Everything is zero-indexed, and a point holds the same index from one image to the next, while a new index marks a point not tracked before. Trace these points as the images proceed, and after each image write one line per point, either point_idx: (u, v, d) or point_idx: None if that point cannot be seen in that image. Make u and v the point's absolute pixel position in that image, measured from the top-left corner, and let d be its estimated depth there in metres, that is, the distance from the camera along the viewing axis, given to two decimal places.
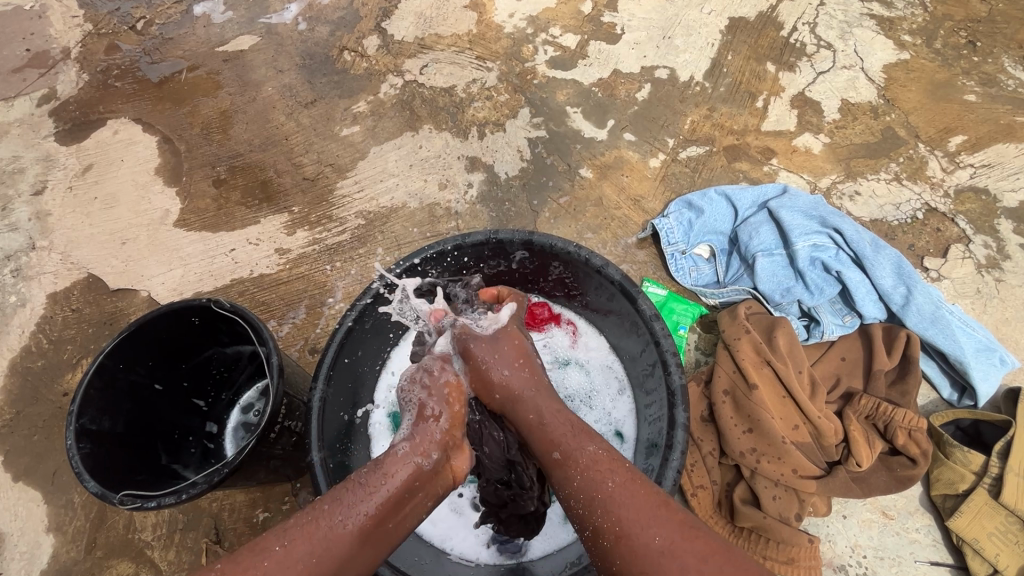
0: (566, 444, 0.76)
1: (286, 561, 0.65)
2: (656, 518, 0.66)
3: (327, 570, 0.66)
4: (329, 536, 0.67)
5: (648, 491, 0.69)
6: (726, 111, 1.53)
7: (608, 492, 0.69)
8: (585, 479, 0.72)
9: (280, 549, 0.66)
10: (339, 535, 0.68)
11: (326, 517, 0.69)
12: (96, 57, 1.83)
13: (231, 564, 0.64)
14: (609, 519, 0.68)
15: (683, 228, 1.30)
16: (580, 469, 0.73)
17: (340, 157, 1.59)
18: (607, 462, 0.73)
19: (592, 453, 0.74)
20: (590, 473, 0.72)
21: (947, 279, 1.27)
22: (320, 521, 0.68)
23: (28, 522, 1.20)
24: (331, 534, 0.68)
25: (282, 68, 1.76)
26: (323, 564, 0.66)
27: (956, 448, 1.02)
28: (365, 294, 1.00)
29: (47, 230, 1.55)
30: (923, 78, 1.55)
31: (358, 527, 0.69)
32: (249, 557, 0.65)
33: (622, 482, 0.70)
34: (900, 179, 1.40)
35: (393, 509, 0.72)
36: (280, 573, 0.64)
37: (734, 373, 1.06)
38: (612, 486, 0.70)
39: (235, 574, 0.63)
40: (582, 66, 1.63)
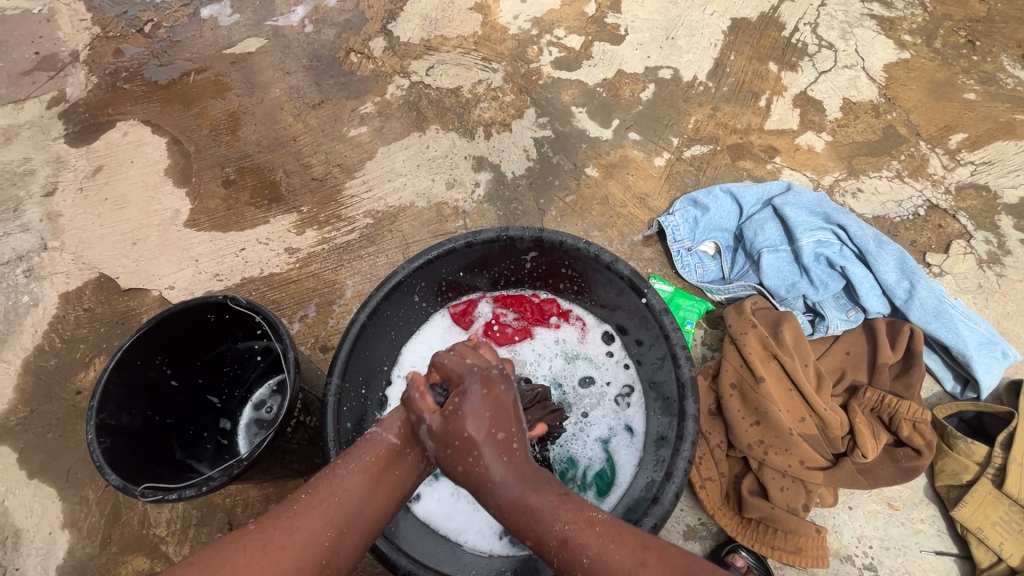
0: (549, 500, 0.70)
1: (310, 503, 0.69)
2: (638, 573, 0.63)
3: (345, 513, 0.69)
4: (345, 482, 0.70)
5: (624, 550, 0.64)
6: (730, 110, 1.55)
7: (586, 569, 0.64)
8: (563, 561, 0.66)
9: (305, 496, 0.69)
10: (354, 479, 0.71)
11: (341, 467, 0.72)
12: (104, 59, 1.85)
13: (259, 548, 0.65)
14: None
15: (688, 225, 1.32)
16: (554, 552, 0.66)
17: (348, 157, 1.61)
18: (581, 534, 0.66)
19: (564, 529, 0.66)
20: (566, 553, 0.66)
21: (949, 275, 1.29)
22: (336, 470, 0.71)
23: (44, 518, 1.21)
24: (347, 480, 0.71)
25: (289, 69, 1.78)
26: (342, 505, 0.69)
27: (960, 439, 1.04)
28: (378, 291, 1.02)
29: (58, 231, 1.57)
30: (923, 77, 1.57)
31: (366, 471, 0.71)
32: (280, 508, 0.69)
33: (599, 550, 0.65)
34: (902, 176, 1.42)
35: (396, 458, 0.74)
36: (306, 515, 0.67)
37: (741, 367, 1.07)
38: (589, 561, 0.64)
39: (267, 522, 0.67)
40: (586, 67, 1.65)
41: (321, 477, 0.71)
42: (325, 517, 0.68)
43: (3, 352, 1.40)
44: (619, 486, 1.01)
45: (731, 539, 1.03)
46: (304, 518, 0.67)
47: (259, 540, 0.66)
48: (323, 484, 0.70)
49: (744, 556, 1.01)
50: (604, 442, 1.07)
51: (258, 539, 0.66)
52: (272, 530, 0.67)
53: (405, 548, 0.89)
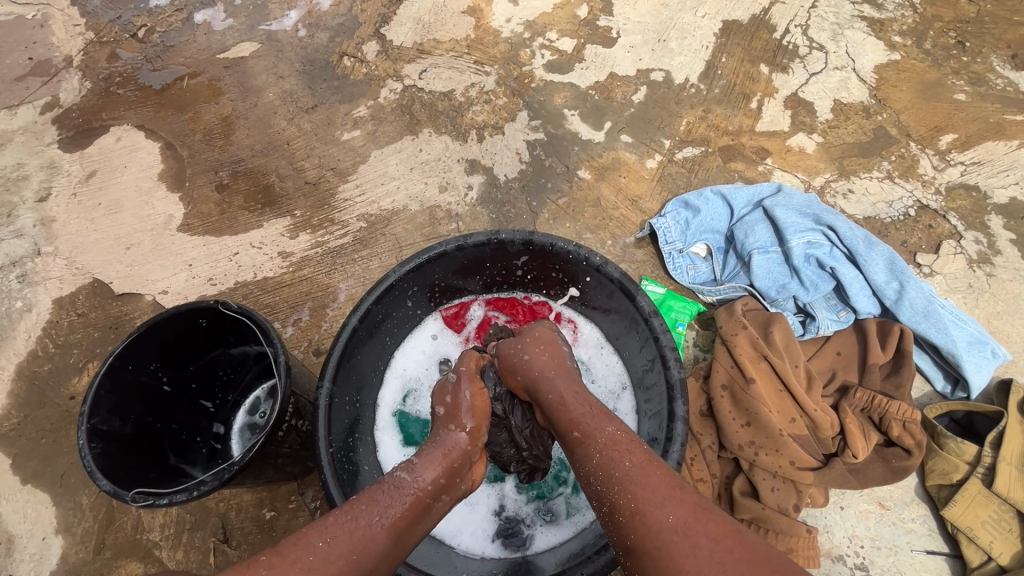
0: (586, 426, 0.77)
1: (330, 553, 0.66)
2: (671, 498, 0.65)
3: (365, 564, 0.68)
4: (368, 535, 0.70)
5: (664, 477, 0.67)
6: (721, 112, 1.56)
7: (625, 471, 0.69)
8: (605, 459, 0.71)
9: (322, 545, 0.66)
10: (376, 534, 0.70)
11: (365, 517, 0.71)
12: (98, 64, 1.85)
13: None
14: (626, 494, 0.67)
15: (680, 227, 1.32)
16: (598, 448, 0.73)
17: (341, 161, 1.61)
18: (624, 444, 0.72)
19: (610, 433, 0.74)
20: (608, 454, 0.72)
21: (940, 275, 1.30)
22: (360, 521, 0.70)
23: (37, 524, 1.21)
24: (369, 533, 0.70)
25: (283, 74, 1.79)
26: (360, 561, 0.67)
27: (951, 439, 1.04)
28: (369, 295, 1.02)
29: (52, 236, 1.57)
30: (914, 78, 1.58)
31: (391, 527, 0.72)
32: (291, 552, 0.65)
33: (642, 462, 0.69)
34: (892, 177, 1.43)
35: (422, 509, 0.77)
36: (325, 568, 0.64)
37: (732, 368, 1.08)
38: (630, 467, 0.69)
39: (280, 565, 0.63)
40: (578, 70, 1.66)
41: (343, 524, 0.69)
42: (341, 571, 0.65)
43: None
44: None
45: None
46: (325, 571, 0.64)
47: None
48: (344, 532, 0.69)
49: None
50: None
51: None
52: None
53: None
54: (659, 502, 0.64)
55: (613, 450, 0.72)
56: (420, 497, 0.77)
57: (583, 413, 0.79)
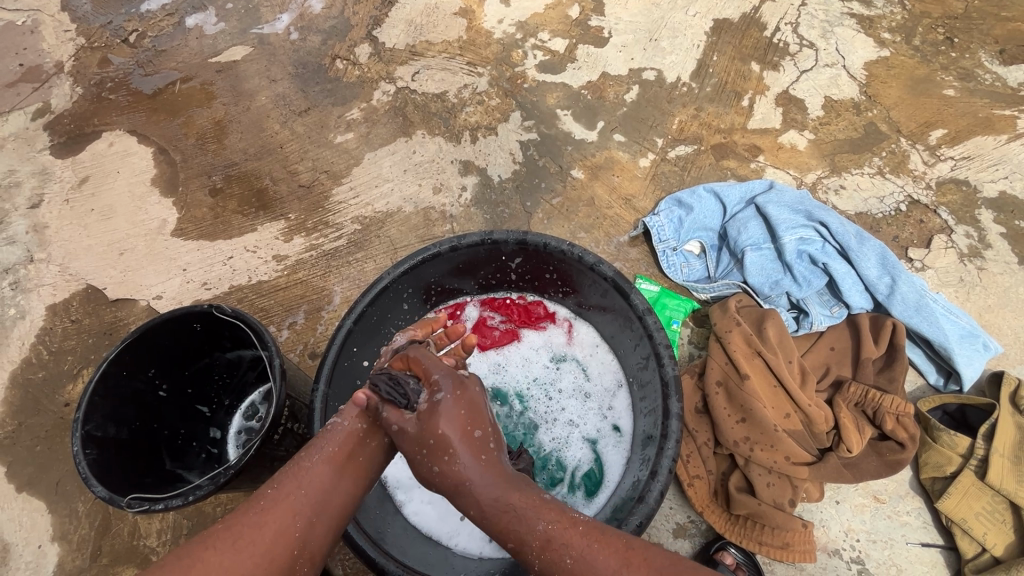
0: (516, 529, 0.70)
1: (277, 497, 0.72)
2: None
3: (314, 499, 0.73)
4: (311, 473, 0.75)
5: (608, 551, 0.67)
6: (713, 110, 1.56)
7: (569, 570, 0.67)
8: (545, 562, 0.69)
9: (270, 492, 0.72)
10: (318, 471, 0.75)
11: (305, 459, 0.76)
12: (89, 70, 1.85)
13: (227, 542, 0.68)
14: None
15: (673, 225, 1.33)
16: (536, 553, 0.69)
17: (335, 163, 1.61)
18: (560, 537, 0.68)
19: (544, 532, 0.69)
20: (549, 556, 0.68)
21: (931, 269, 1.31)
22: (301, 464, 0.75)
23: (33, 532, 1.21)
24: (312, 471, 0.75)
25: (275, 77, 1.79)
26: (309, 495, 0.73)
27: (943, 432, 1.05)
28: (364, 297, 1.02)
29: (45, 243, 1.56)
30: (903, 74, 1.59)
31: (332, 461, 0.76)
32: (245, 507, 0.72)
33: (582, 551, 0.67)
34: (883, 173, 1.44)
35: (358, 443, 0.78)
36: (272, 510, 0.71)
37: (726, 365, 1.08)
38: (573, 562, 0.67)
39: (233, 516, 0.70)
40: (571, 70, 1.66)
41: (287, 471, 0.75)
42: (290, 510, 0.71)
43: None
44: (608, 485, 1.02)
45: (720, 536, 1.03)
46: (270, 513, 0.70)
47: (225, 536, 0.68)
48: (289, 477, 0.74)
49: (733, 553, 1.00)
50: (592, 443, 1.08)
51: (228, 536, 0.68)
52: (240, 527, 0.69)
53: (394, 553, 0.90)
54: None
55: (553, 547, 0.68)
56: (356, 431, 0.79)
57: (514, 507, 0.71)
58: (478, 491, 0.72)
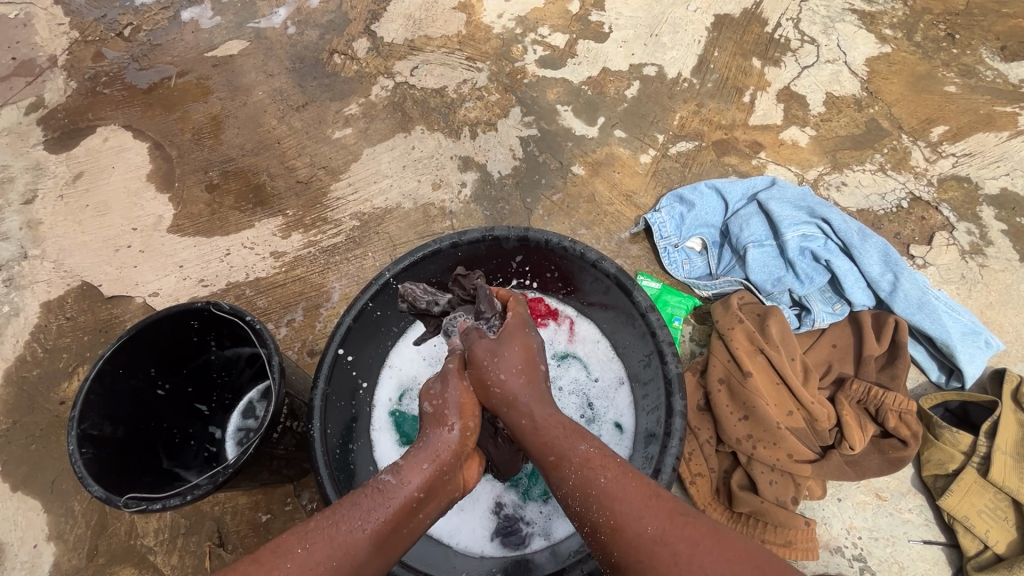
0: (559, 446, 0.73)
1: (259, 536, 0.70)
2: (644, 506, 0.65)
3: (346, 573, 0.66)
4: (347, 542, 0.68)
5: (639, 483, 0.68)
6: (714, 106, 1.55)
7: (602, 489, 0.68)
8: (579, 480, 0.70)
9: (300, 552, 0.66)
10: (356, 541, 0.68)
11: (344, 524, 0.69)
12: (83, 64, 1.82)
13: None
14: (604, 510, 0.66)
15: (675, 221, 1.32)
16: (574, 469, 0.71)
17: (333, 159, 1.60)
18: (599, 460, 0.71)
19: (585, 452, 0.72)
20: (584, 473, 0.70)
21: (933, 266, 1.30)
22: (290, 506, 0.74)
23: (28, 531, 1.19)
24: (348, 542, 0.68)
25: (272, 72, 1.77)
26: (342, 568, 0.66)
27: (945, 429, 1.05)
28: (363, 293, 1.01)
29: (39, 239, 1.54)
30: (905, 70, 1.58)
31: (371, 533, 0.69)
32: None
33: (616, 477, 0.68)
34: (885, 169, 1.43)
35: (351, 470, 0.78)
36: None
37: (729, 362, 1.07)
38: (606, 482, 0.68)
39: (256, 572, 0.63)
40: (571, 65, 1.65)
41: (321, 531, 0.68)
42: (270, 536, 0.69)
43: None
44: None
45: None
46: None
47: None
48: (321, 543, 0.67)
49: None
50: None
51: None
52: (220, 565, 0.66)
53: None
54: (636, 511, 0.64)
55: (590, 468, 0.70)
56: (404, 499, 0.72)
57: (558, 434, 0.74)
58: (530, 410, 0.78)
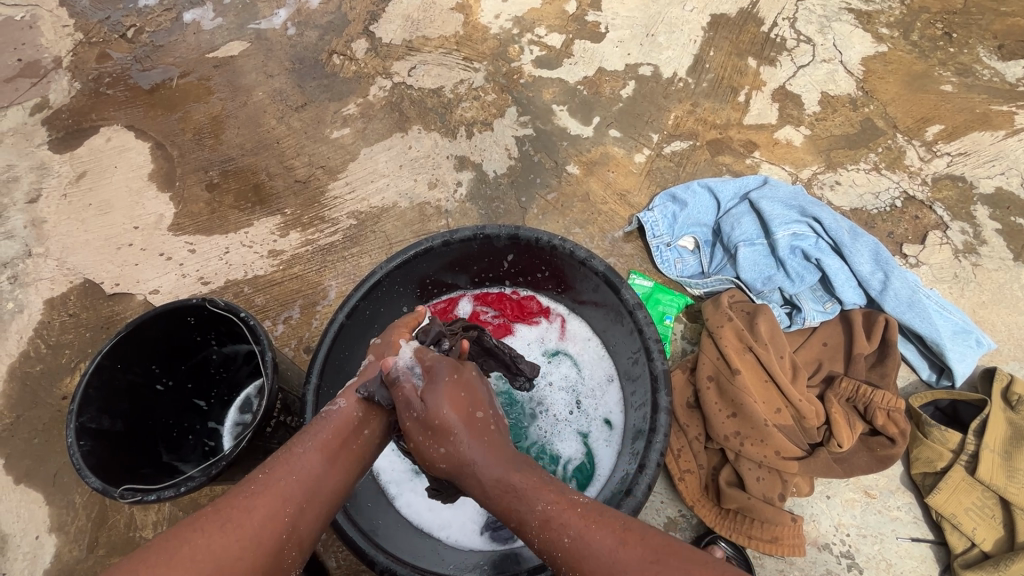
0: (517, 508, 0.67)
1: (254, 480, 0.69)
2: (615, 556, 0.61)
3: (307, 485, 0.70)
4: (302, 460, 0.71)
5: (603, 531, 0.63)
6: (709, 106, 1.56)
7: (567, 549, 0.64)
8: (544, 541, 0.65)
9: (261, 476, 0.70)
10: (309, 456, 0.72)
11: (296, 446, 0.73)
12: (87, 65, 1.85)
13: (215, 525, 0.64)
14: (575, 574, 0.63)
15: (667, 220, 1.32)
16: (536, 531, 0.66)
17: (331, 158, 1.62)
18: (559, 517, 0.65)
19: (543, 511, 0.66)
20: (547, 535, 0.65)
21: (925, 265, 1.30)
22: (292, 449, 0.73)
23: (31, 523, 1.22)
24: (304, 457, 0.72)
25: (272, 72, 1.79)
26: (301, 479, 0.70)
27: (934, 427, 1.05)
28: (356, 291, 1.02)
29: (43, 238, 1.57)
30: (901, 70, 1.58)
31: (323, 448, 0.73)
32: (231, 494, 0.68)
33: (580, 531, 0.64)
34: (879, 169, 1.43)
35: (350, 432, 0.76)
36: (263, 493, 0.67)
37: (718, 359, 1.08)
38: (571, 541, 0.64)
39: (222, 501, 0.67)
40: (567, 65, 1.66)
41: (277, 457, 0.72)
42: (282, 494, 0.68)
43: None
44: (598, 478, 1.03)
45: (710, 530, 1.03)
46: (263, 495, 0.67)
47: (213, 518, 0.64)
48: (279, 464, 0.71)
49: (723, 546, 1.01)
50: (583, 436, 1.09)
51: (215, 518, 0.64)
52: (228, 509, 0.66)
53: (384, 544, 0.91)
54: (605, 567, 0.61)
55: (551, 526, 0.65)
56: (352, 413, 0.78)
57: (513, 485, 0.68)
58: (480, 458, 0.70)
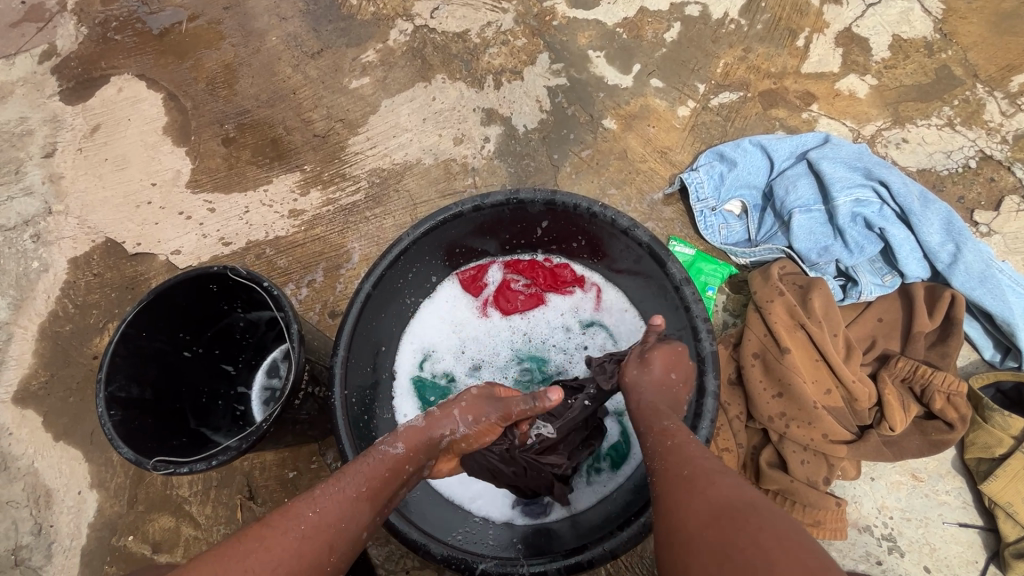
0: None
1: (318, 526, 0.68)
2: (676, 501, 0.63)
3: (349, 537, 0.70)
4: (351, 506, 0.72)
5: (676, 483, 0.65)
6: (764, 51, 1.40)
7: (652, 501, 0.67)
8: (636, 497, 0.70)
9: (311, 514, 0.69)
10: (360, 503, 0.73)
11: (349, 487, 0.73)
12: (92, 8, 1.75)
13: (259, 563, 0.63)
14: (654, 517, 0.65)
15: (713, 182, 1.21)
16: None
17: (350, 111, 1.52)
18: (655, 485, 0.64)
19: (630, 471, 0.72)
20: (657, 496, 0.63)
21: (998, 235, 1.19)
22: (345, 489, 0.73)
23: (72, 479, 1.25)
24: (353, 503, 0.72)
25: (285, 15, 1.66)
26: (347, 529, 0.70)
27: (995, 412, 0.98)
28: (382, 259, 0.97)
29: (62, 194, 1.54)
30: (987, 8, 1.39)
31: (372, 498, 0.74)
32: (280, 521, 0.68)
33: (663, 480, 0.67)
34: (953, 124, 1.29)
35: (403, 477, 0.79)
36: (313, 538, 0.67)
37: (765, 337, 1.01)
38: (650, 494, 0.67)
39: (271, 533, 0.66)
40: (605, 5, 1.50)
41: (327, 495, 0.71)
42: (331, 541, 0.68)
43: (19, 318, 1.41)
44: (634, 457, 1.01)
45: None
46: (314, 539, 0.67)
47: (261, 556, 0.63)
48: (328, 505, 0.70)
49: None
50: (618, 415, 1.06)
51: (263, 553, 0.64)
52: (275, 547, 0.65)
53: (416, 518, 0.90)
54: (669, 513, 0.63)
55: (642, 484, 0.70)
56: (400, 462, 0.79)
57: None
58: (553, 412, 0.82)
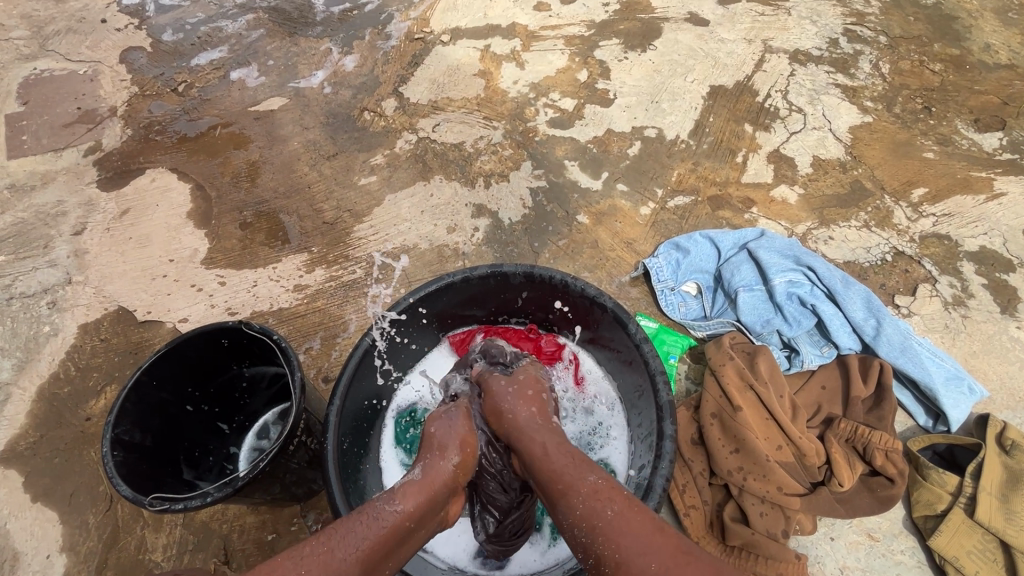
0: (567, 476, 0.77)
1: (325, 549, 0.69)
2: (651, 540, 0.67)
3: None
4: (355, 538, 0.72)
5: (642, 517, 0.71)
6: (709, 165, 1.69)
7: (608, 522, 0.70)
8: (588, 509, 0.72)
9: (321, 541, 0.70)
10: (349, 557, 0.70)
11: (353, 523, 0.73)
12: (140, 114, 2.04)
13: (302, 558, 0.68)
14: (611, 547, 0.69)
15: (671, 266, 1.41)
16: (582, 499, 0.74)
17: (357, 203, 1.74)
18: (606, 492, 0.74)
19: (592, 483, 0.75)
20: (592, 504, 0.73)
21: (917, 315, 1.37)
22: (345, 535, 0.71)
23: (43, 542, 1.24)
24: (345, 557, 0.69)
25: (307, 125, 1.95)
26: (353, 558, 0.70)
27: (932, 470, 1.07)
28: (381, 319, 1.10)
29: (83, 267, 1.67)
30: (885, 138, 1.72)
31: (361, 560, 0.70)
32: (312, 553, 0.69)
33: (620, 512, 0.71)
34: (869, 226, 1.54)
35: (410, 511, 0.77)
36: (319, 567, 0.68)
37: (720, 397, 1.12)
38: (613, 515, 0.71)
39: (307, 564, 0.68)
40: (578, 126, 1.81)
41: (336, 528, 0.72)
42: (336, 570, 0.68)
43: (20, 379, 1.47)
44: None
45: None
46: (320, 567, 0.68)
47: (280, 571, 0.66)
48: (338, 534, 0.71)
49: None
50: None
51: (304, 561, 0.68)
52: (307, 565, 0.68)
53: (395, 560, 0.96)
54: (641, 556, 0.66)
55: (596, 499, 0.73)
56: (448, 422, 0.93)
57: (565, 464, 0.79)
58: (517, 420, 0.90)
